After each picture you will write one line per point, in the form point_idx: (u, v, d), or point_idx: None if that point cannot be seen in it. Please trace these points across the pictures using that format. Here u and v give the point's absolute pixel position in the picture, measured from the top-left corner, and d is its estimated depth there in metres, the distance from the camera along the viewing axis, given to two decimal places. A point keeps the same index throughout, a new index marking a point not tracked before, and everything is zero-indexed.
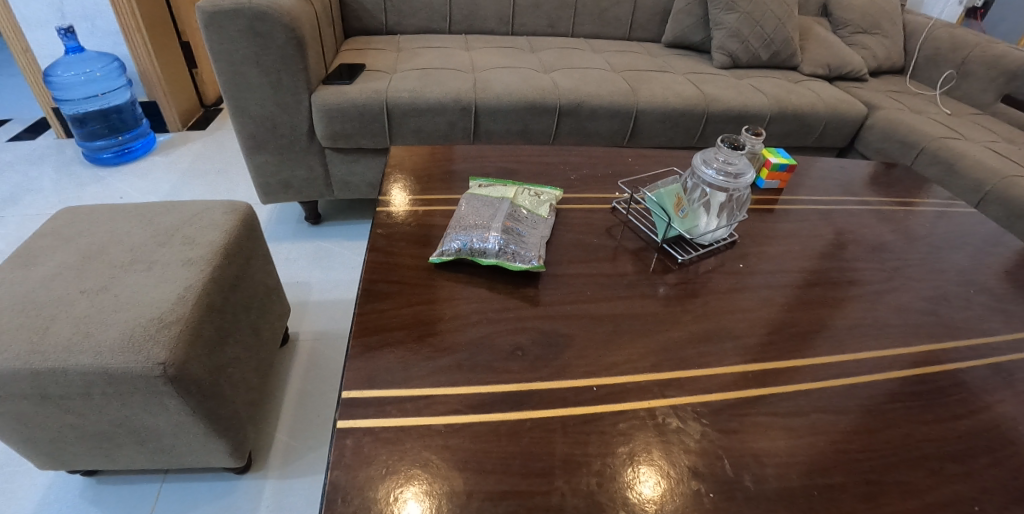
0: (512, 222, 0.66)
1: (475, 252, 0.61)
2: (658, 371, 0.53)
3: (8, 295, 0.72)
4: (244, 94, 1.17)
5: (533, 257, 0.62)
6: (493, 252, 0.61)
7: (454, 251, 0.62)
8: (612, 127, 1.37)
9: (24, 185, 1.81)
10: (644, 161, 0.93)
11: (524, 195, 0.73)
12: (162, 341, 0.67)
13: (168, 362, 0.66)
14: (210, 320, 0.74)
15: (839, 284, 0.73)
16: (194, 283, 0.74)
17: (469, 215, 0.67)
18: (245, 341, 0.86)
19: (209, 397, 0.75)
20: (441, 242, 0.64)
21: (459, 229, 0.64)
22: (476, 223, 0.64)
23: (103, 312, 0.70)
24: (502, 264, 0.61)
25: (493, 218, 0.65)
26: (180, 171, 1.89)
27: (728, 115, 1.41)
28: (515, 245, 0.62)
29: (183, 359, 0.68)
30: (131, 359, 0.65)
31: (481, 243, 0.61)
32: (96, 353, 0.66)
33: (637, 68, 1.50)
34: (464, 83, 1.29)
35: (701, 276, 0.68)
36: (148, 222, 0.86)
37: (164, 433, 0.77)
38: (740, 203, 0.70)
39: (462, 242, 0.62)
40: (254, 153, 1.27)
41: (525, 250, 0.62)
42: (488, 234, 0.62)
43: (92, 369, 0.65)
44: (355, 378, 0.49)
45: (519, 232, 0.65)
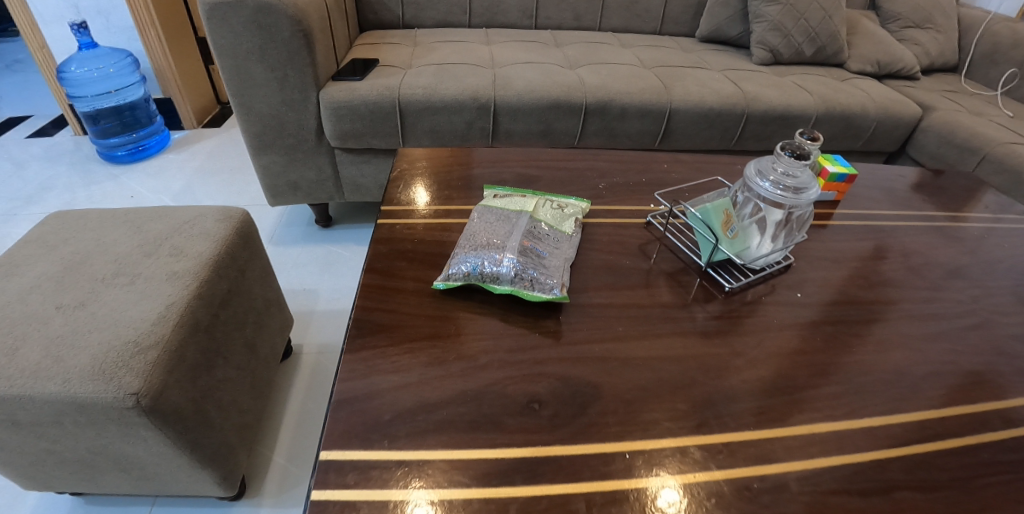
0: (531, 241, 0.56)
1: (487, 278, 0.53)
2: (707, 434, 0.43)
3: None
4: (249, 91, 1.10)
5: (555, 285, 0.52)
6: (507, 278, 0.52)
7: (462, 276, 0.53)
8: (642, 128, 1.26)
9: (40, 182, 1.80)
10: (681, 167, 0.83)
11: (545, 207, 0.64)
12: (134, 369, 0.60)
13: (141, 392, 0.59)
14: (193, 342, 0.68)
15: (917, 319, 0.61)
16: (176, 301, 0.67)
17: (481, 231, 0.58)
18: (236, 360, 0.80)
19: (192, 427, 0.68)
20: (449, 263, 0.55)
21: (469, 249, 0.55)
22: (490, 243, 0.55)
23: (77, 333, 0.63)
24: (519, 293, 0.52)
25: (509, 236, 0.56)
26: (192, 170, 1.86)
27: (770, 115, 1.29)
28: (534, 270, 0.53)
29: (159, 388, 0.61)
30: (101, 389, 0.59)
31: (493, 266, 0.53)
32: (65, 380, 0.59)
33: (669, 64, 1.38)
34: (482, 79, 1.20)
35: (752, 308, 0.57)
36: (138, 230, 0.80)
37: (146, 462, 0.70)
38: (801, 221, 0.59)
39: (472, 265, 0.53)
40: (260, 153, 1.21)
41: (545, 277, 0.53)
42: (503, 256, 0.53)
43: (60, 398, 0.59)
44: (336, 435, 0.40)
45: (539, 253, 0.56)
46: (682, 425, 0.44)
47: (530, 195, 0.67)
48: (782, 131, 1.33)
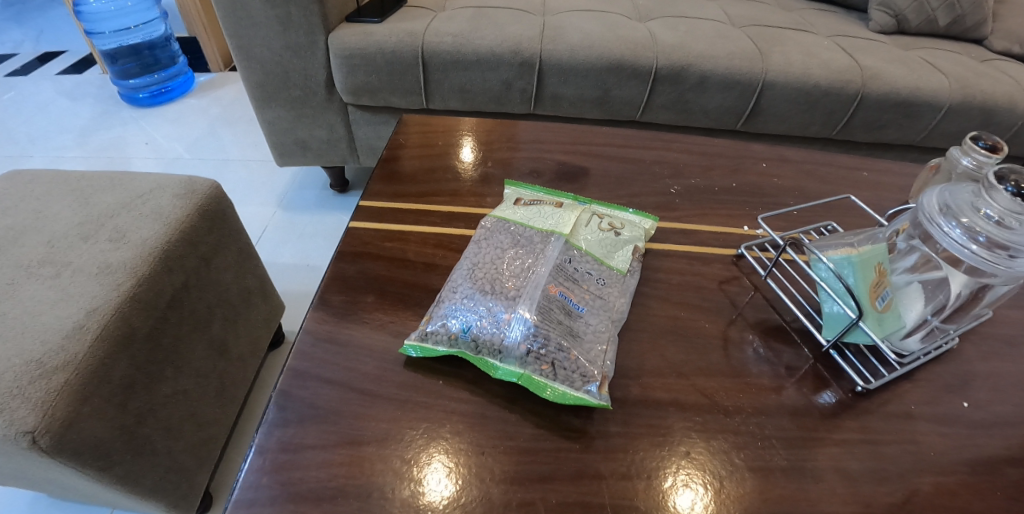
0: (562, 289, 0.38)
1: (483, 348, 0.35)
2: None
3: None
4: (247, 30, 0.92)
5: (590, 377, 0.35)
6: (514, 354, 0.35)
7: (447, 340, 0.36)
8: (725, 103, 1.01)
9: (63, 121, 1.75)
10: (785, 169, 0.60)
11: (587, 226, 0.45)
12: (30, 400, 0.48)
13: (38, 430, 0.47)
14: (124, 357, 0.55)
15: None
16: (101, 307, 0.54)
17: (488, 263, 0.40)
18: (194, 367, 0.67)
19: (122, 459, 0.56)
20: (436, 311, 0.38)
21: (466, 296, 0.38)
22: (494, 289, 0.38)
23: None
24: (532, 385, 0.34)
25: (527, 280, 0.38)
26: (213, 117, 1.74)
27: (889, 100, 1.01)
28: (558, 346, 0.35)
29: (65, 423, 0.49)
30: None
31: (493, 333, 0.35)
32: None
33: (763, 24, 1.11)
34: (528, 28, 0.98)
35: (894, 425, 0.37)
36: (84, 201, 0.67)
37: (74, 487, 0.59)
38: (1000, 294, 0.36)
39: (465, 325, 0.36)
40: (263, 105, 1.04)
41: (576, 360, 0.35)
42: (511, 319, 0.36)
43: None
44: None
45: (572, 313, 0.38)
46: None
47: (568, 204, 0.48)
48: (900, 120, 1.05)
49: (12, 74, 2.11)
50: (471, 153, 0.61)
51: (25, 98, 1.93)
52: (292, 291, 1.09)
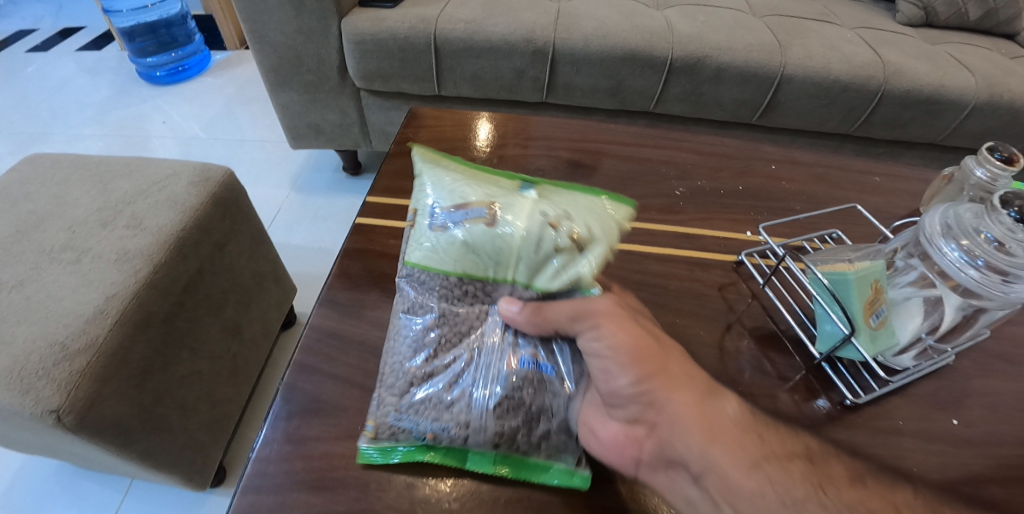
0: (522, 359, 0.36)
1: (447, 447, 0.36)
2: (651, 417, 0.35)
3: None
4: (260, 14, 0.93)
5: (570, 454, 0.37)
6: (482, 450, 0.36)
7: (397, 442, 0.36)
8: (740, 96, 0.99)
9: (89, 101, 1.82)
10: (794, 173, 0.60)
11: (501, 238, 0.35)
12: (55, 381, 0.52)
13: (63, 410, 0.51)
14: (141, 340, 0.59)
15: None
16: (118, 293, 0.57)
17: (432, 340, 0.37)
18: (209, 349, 0.70)
19: (143, 437, 0.61)
20: (384, 401, 0.37)
21: (415, 388, 0.36)
22: (446, 387, 0.36)
23: (5, 321, 0.55)
24: (515, 470, 0.37)
25: (482, 367, 0.36)
26: (228, 97, 1.76)
27: (911, 98, 0.98)
28: (535, 438, 0.36)
29: (86, 404, 0.53)
30: (15, 403, 0.51)
31: (449, 438, 0.35)
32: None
33: (785, 13, 1.08)
34: (542, 15, 0.95)
35: (876, 438, 0.38)
36: (104, 187, 0.72)
37: (96, 461, 0.65)
38: (996, 317, 0.37)
39: (420, 432, 0.35)
40: (277, 89, 1.05)
41: (556, 443, 0.36)
42: (468, 425, 0.35)
43: None
44: None
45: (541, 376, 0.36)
46: (612, 367, 0.34)
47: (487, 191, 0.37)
48: (924, 118, 1.02)
49: (36, 50, 2.17)
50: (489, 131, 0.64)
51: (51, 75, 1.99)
52: (303, 274, 1.12)
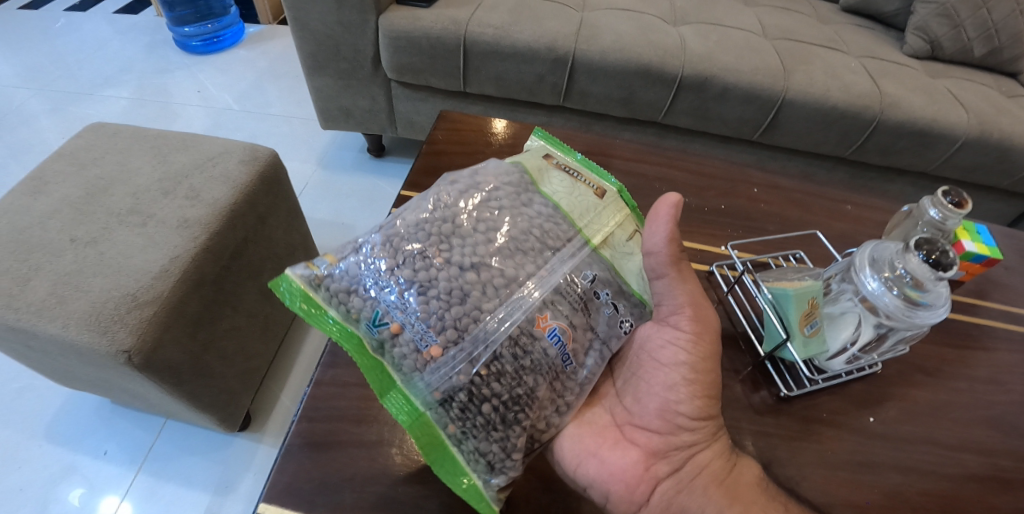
0: (554, 328, 0.42)
1: (392, 355, 0.42)
2: (669, 459, 0.45)
3: (14, 224, 0.78)
4: (305, 4, 1.01)
5: (490, 472, 0.41)
6: (423, 389, 0.41)
7: (349, 307, 0.42)
8: (744, 115, 1.06)
9: (138, 71, 1.96)
10: (776, 196, 0.68)
11: (601, 212, 0.50)
12: (128, 325, 0.63)
13: (133, 350, 0.63)
14: (196, 297, 0.70)
15: None
16: (179, 256, 0.69)
17: (470, 280, 0.42)
18: (248, 309, 0.82)
19: (192, 379, 0.73)
20: (374, 283, 0.42)
21: (413, 289, 0.41)
22: (451, 327, 0.41)
23: (85, 275, 0.70)
24: (426, 447, 0.42)
25: (492, 335, 0.41)
26: (259, 70, 1.84)
27: (904, 129, 1.05)
28: (475, 422, 0.41)
29: (151, 348, 0.65)
30: (95, 340, 0.63)
31: (407, 341, 0.41)
32: (63, 325, 0.66)
33: (796, 37, 1.14)
34: (565, 24, 1.02)
35: (803, 425, 0.47)
36: (165, 160, 0.83)
37: (150, 395, 0.79)
38: (905, 338, 0.45)
39: (394, 323, 0.41)
40: (314, 74, 1.14)
41: (486, 450, 0.41)
42: (429, 361, 0.41)
43: (60, 338, 0.67)
44: (284, 485, 0.42)
45: (548, 342, 0.42)
46: (677, 397, 0.44)
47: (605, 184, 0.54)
48: (915, 149, 1.08)
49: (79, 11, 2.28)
50: (506, 125, 0.73)
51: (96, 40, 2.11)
52: (326, 247, 1.21)
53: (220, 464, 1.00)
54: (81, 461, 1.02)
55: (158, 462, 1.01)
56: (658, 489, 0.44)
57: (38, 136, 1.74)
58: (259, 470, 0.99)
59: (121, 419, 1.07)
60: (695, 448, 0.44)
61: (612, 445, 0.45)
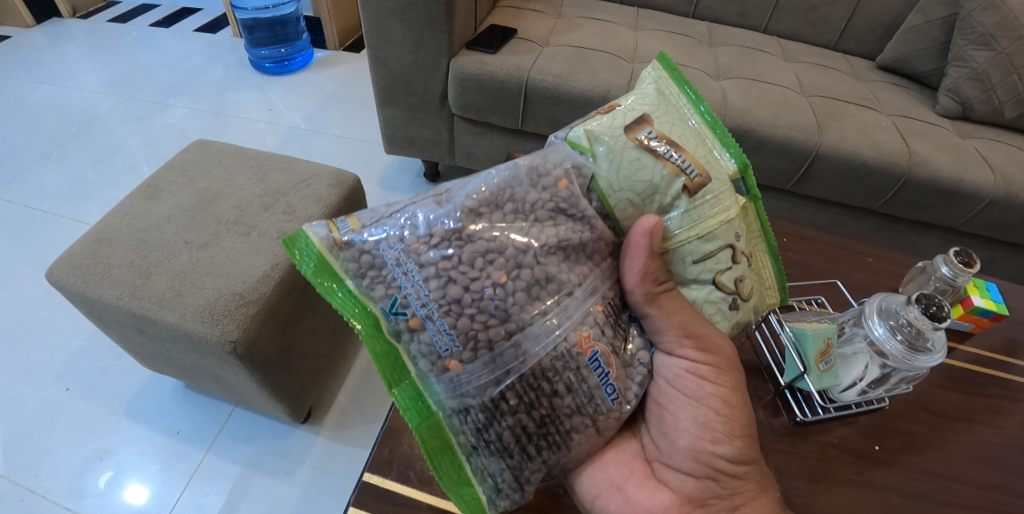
0: (595, 350, 0.47)
1: (411, 350, 0.47)
2: (707, 510, 0.50)
3: (137, 225, 0.92)
4: (386, 46, 1.15)
5: (493, 492, 0.48)
6: (441, 397, 0.47)
7: (372, 288, 0.46)
8: (778, 167, 1.14)
9: (217, 87, 2.17)
10: (802, 246, 0.76)
11: (671, 218, 0.49)
12: (237, 319, 0.78)
13: (238, 341, 0.78)
14: (288, 299, 0.85)
15: None
16: (279, 263, 0.84)
17: (496, 301, 0.45)
18: (325, 314, 0.96)
19: (276, 370, 0.87)
20: (403, 276, 0.45)
21: (439, 295, 0.44)
22: (471, 346, 0.45)
23: (198, 274, 0.84)
24: (430, 450, 0.49)
25: (513, 364, 0.45)
26: (326, 93, 2.01)
27: (931, 186, 1.11)
28: (487, 443, 0.47)
29: (251, 340, 0.79)
30: (209, 330, 0.78)
31: (428, 342, 0.45)
32: (181, 315, 0.79)
33: (830, 95, 1.22)
34: (617, 75, 1.13)
35: (816, 447, 0.55)
36: (264, 178, 0.99)
37: (235, 382, 0.92)
38: (907, 377, 0.54)
39: (416, 322, 0.45)
40: (385, 105, 1.27)
41: (493, 472, 0.48)
42: (444, 370, 0.46)
43: (176, 326, 0.79)
44: (383, 461, 0.54)
45: (591, 363, 0.47)
46: (713, 439, 0.50)
47: (712, 170, 0.49)
48: (941, 205, 1.14)
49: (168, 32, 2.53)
50: None
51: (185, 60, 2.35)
52: None
53: (282, 449, 1.12)
54: (157, 437, 1.14)
55: (224, 447, 1.12)
56: None
57: (129, 142, 1.94)
58: (314, 465, 1.09)
59: (195, 403, 1.20)
60: (736, 497, 0.49)
61: (647, 485, 0.51)
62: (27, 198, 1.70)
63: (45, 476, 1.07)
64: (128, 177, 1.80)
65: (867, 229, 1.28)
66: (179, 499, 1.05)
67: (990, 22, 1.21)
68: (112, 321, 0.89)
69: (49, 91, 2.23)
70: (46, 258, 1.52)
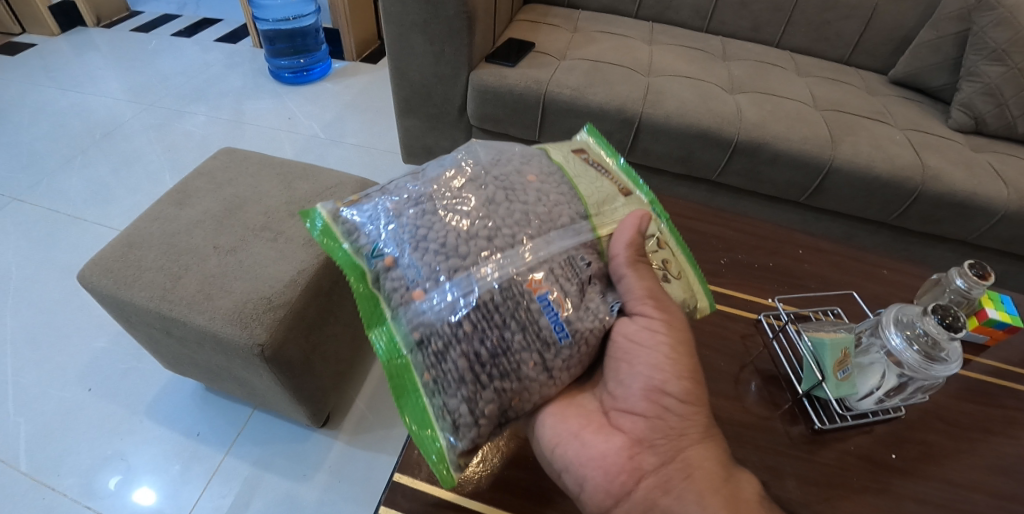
0: (547, 289, 0.48)
1: (385, 292, 0.51)
2: (655, 451, 0.49)
3: (167, 230, 0.95)
4: (407, 58, 1.20)
5: (453, 432, 0.47)
6: (406, 332, 0.49)
7: (359, 238, 0.53)
8: (792, 179, 1.16)
9: (238, 96, 2.23)
10: (817, 257, 0.78)
11: (616, 208, 0.57)
12: (265, 323, 0.81)
13: (265, 345, 0.80)
14: (313, 303, 0.88)
15: None
16: (306, 269, 0.87)
17: (458, 239, 0.49)
18: (346, 318, 0.99)
19: (299, 374, 0.89)
20: (382, 225, 0.52)
21: (408, 237, 0.50)
22: (434, 276, 0.48)
23: (227, 277, 0.87)
24: (397, 390, 0.50)
25: (468, 292, 0.47)
26: (344, 103, 2.06)
27: (945, 199, 1.11)
28: (444, 374, 0.47)
29: (277, 344, 0.82)
30: (238, 333, 0.81)
31: (398, 279, 0.50)
32: (210, 318, 0.82)
33: (843, 109, 1.23)
34: (633, 89, 1.15)
35: (835, 455, 0.56)
36: (291, 186, 1.03)
37: (258, 384, 0.94)
38: (924, 387, 0.55)
39: (390, 262, 0.50)
40: (405, 116, 1.31)
41: (451, 409, 0.47)
42: (411, 300, 0.49)
43: (204, 328, 0.82)
44: (413, 462, 0.56)
45: (542, 300, 0.48)
46: (657, 379, 0.50)
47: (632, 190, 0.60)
48: (956, 219, 1.14)
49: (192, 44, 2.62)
50: None
51: (209, 74, 2.43)
52: None
53: (301, 452, 1.14)
54: (177, 438, 1.17)
55: (242, 450, 1.15)
56: (643, 480, 0.48)
57: (151, 148, 1.99)
58: (332, 470, 1.11)
59: (214, 405, 1.23)
60: (682, 440, 0.49)
61: (599, 432, 0.50)
62: (50, 202, 1.75)
63: (65, 475, 1.10)
64: (148, 182, 1.84)
65: (882, 241, 1.29)
66: (198, 501, 1.06)
67: (1002, 38, 1.22)
68: (141, 323, 0.92)
69: (72, 98, 2.30)
70: (68, 261, 1.56)
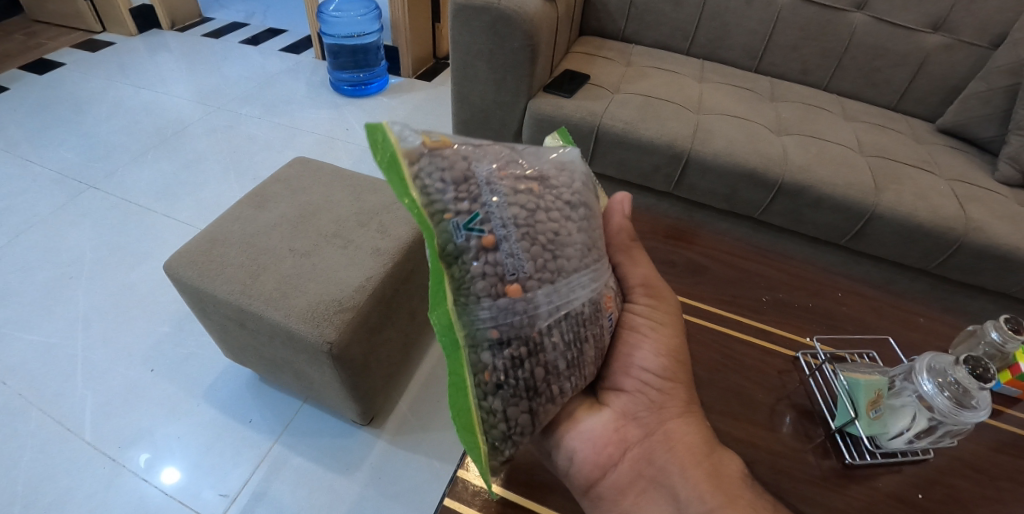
0: (610, 312, 0.51)
1: (459, 275, 0.42)
2: (639, 423, 0.53)
3: (250, 230, 1.05)
4: (471, 85, 1.29)
5: (501, 433, 0.46)
6: (481, 329, 0.43)
7: (445, 200, 0.42)
8: (834, 222, 1.20)
9: (300, 104, 2.39)
10: (856, 301, 0.82)
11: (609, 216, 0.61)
12: (336, 322, 0.90)
13: (334, 343, 0.89)
14: (377, 307, 0.96)
15: None
16: (374, 276, 0.96)
17: (565, 241, 0.44)
18: (401, 324, 1.07)
19: (357, 372, 0.98)
20: (483, 194, 0.42)
21: (515, 221, 0.42)
22: (538, 277, 0.43)
23: (303, 278, 0.96)
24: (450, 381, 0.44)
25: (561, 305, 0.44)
26: (399, 117, 2.18)
27: (988, 252, 1.13)
28: (515, 380, 0.44)
29: (344, 343, 0.90)
30: (311, 330, 0.89)
31: (486, 266, 0.42)
32: (286, 314, 0.91)
33: (888, 156, 1.26)
34: (683, 126, 1.22)
35: (864, 490, 0.60)
36: (360, 198, 1.13)
37: (317, 379, 1.03)
38: (953, 431, 0.59)
39: (481, 245, 0.42)
40: (462, 137, 1.41)
41: (509, 411, 0.45)
42: (504, 297, 0.42)
43: (280, 323, 0.91)
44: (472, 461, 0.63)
45: (606, 321, 0.51)
46: (640, 355, 0.55)
47: None
48: (998, 272, 1.15)
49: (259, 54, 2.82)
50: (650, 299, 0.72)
51: (275, 82, 2.61)
52: None
53: (347, 446, 1.22)
54: (231, 423, 1.26)
55: (290, 440, 1.23)
56: (629, 450, 0.52)
57: (217, 149, 2.15)
58: (373, 466, 1.19)
59: (266, 394, 1.32)
60: (666, 416, 0.53)
61: (588, 409, 0.53)
62: (125, 194, 1.91)
63: (129, 448, 1.20)
64: (213, 181, 1.99)
65: (921, 289, 1.30)
66: (248, 483, 1.15)
67: None
68: (218, 313, 1.02)
69: (149, 97, 2.49)
70: (139, 249, 1.70)
